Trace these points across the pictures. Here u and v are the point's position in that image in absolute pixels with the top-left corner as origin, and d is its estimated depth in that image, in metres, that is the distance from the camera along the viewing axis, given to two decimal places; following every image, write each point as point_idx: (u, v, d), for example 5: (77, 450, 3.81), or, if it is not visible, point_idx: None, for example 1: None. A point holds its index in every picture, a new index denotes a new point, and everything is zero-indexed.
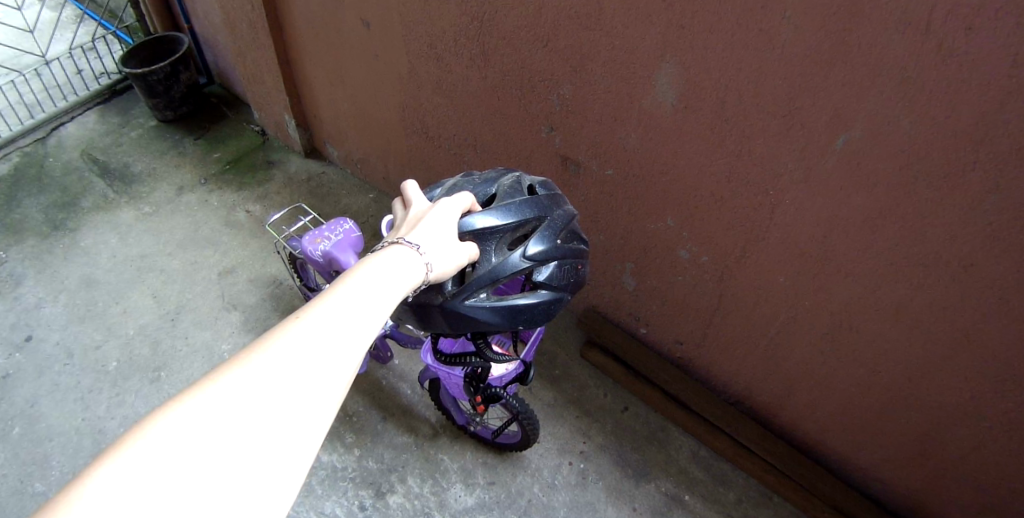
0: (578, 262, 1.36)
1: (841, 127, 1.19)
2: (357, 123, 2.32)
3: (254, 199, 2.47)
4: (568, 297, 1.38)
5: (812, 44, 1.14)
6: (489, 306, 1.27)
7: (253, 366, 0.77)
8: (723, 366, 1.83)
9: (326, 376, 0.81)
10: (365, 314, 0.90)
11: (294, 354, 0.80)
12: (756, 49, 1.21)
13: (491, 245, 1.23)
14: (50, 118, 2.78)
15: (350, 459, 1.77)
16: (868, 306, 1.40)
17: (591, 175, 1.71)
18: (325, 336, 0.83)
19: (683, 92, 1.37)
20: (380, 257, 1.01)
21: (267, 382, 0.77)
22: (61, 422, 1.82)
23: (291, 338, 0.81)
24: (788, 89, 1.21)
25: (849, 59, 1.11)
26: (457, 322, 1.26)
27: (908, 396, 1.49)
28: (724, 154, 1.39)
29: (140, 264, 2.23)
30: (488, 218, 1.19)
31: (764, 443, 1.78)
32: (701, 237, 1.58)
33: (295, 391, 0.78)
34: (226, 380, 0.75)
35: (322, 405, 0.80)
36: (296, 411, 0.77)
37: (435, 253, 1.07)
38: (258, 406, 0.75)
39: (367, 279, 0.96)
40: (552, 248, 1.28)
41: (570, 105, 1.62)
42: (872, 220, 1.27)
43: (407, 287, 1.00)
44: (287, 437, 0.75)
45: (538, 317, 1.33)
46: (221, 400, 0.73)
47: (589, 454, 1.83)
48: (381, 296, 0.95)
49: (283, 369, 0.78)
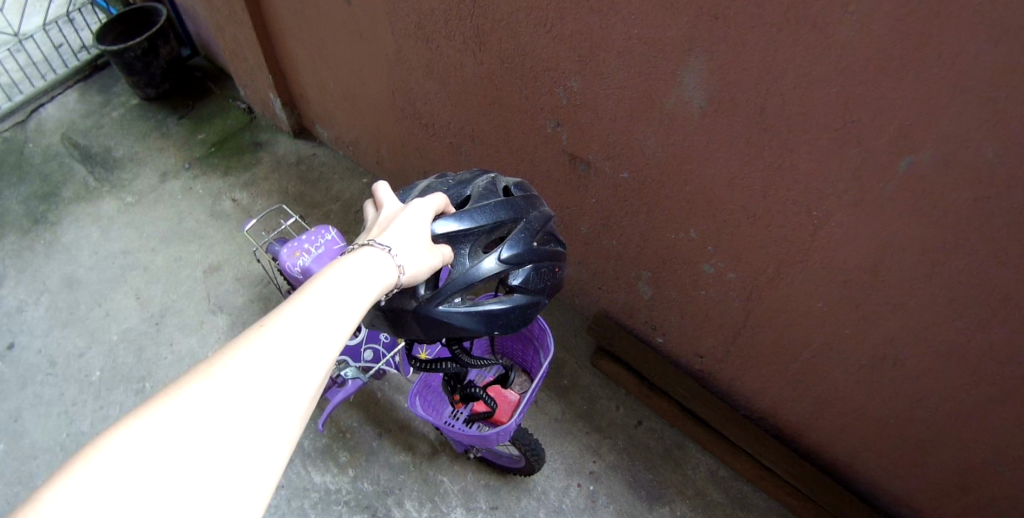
0: (556, 265, 1.21)
1: (905, 149, 0.98)
2: (347, 104, 2.13)
3: (240, 185, 2.32)
4: (545, 301, 1.22)
5: (879, 50, 0.91)
6: (464, 311, 1.11)
7: (192, 401, 0.67)
8: (746, 383, 1.66)
9: (277, 407, 0.70)
10: (328, 330, 0.78)
11: (240, 385, 0.69)
12: (805, 51, 0.98)
13: (464, 247, 1.08)
14: (29, 99, 2.60)
15: (344, 480, 1.68)
16: (917, 342, 1.22)
17: (603, 177, 1.51)
18: (277, 361, 0.72)
19: (714, 93, 1.14)
20: (350, 259, 0.88)
21: (207, 417, 0.66)
22: (44, 439, 1.74)
23: (237, 365, 0.70)
24: (844, 99, 0.99)
25: (924, 71, 0.89)
26: (432, 328, 1.10)
27: (955, 437, 1.31)
28: (759, 167, 1.18)
29: (123, 262, 2.10)
30: (462, 220, 1.05)
31: (791, 468, 1.62)
32: (728, 252, 1.38)
33: (240, 429, 0.67)
34: (160, 418, 0.65)
35: (271, 442, 0.69)
36: (240, 452, 0.67)
37: (408, 252, 0.94)
38: (195, 447, 0.64)
39: (333, 284, 0.83)
40: (528, 252, 1.13)
41: (578, 99, 1.40)
42: (932, 253, 1.07)
43: (379, 288, 0.88)
44: (226, 475, 0.65)
45: (516, 323, 1.17)
46: (154, 437, 0.63)
47: (599, 474, 1.71)
48: (348, 307, 0.82)
49: (225, 404, 0.68)
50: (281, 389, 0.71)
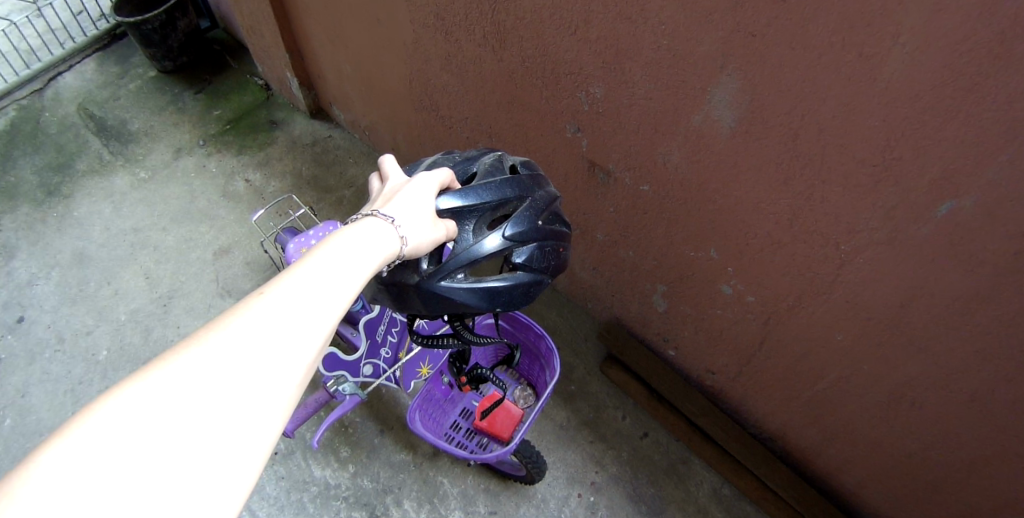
0: (560, 245, 1.13)
1: (948, 193, 0.91)
2: (365, 87, 2.07)
3: (253, 166, 2.30)
4: (549, 281, 1.15)
5: (931, 85, 0.84)
6: (467, 287, 1.04)
7: (186, 367, 0.63)
8: (757, 403, 1.62)
9: (274, 374, 0.66)
10: (328, 299, 0.74)
11: (236, 351, 0.65)
12: (847, 80, 0.91)
13: (469, 223, 1.01)
14: (46, 67, 2.59)
15: (344, 476, 1.68)
16: (940, 385, 1.16)
17: (623, 187, 1.45)
18: (275, 329, 0.68)
19: (744, 114, 1.08)
20: (350, 230, 0.85)
21: (201, 384, 0.62)
22: (49, 415, 1.77)
23: (234, 331, 0.66)
24: (885, 135, 0.92)
25: (978, 112, 0.82)
26: (434, 304, 1.05)
27: (972, 483, 1.26)
28: (788, 194, 1.12)
29: (133, 239, 2.12)
30: (467, 196, 0.98)
31: (797, 493, 1.59)
32: (749, 275, 1.33)
33: (237, 397, 0.63)
34: (150, 384, 0.61)
35: (268, 410, 0.65)
36: (238, 406, 0.63)
37: (412, 223, 0.91)
38: (189, 414, 0.60)
39: (334, 254, 0.79)
40: (534, 230, 1.05)
41: (600, 107, 1.33)
42: (964, 301, 1.01)
43: (379, 260, 0.84)
44: (223, 446, 0.61)
45: (517, 303, 1.11)
46: (145, 405, 0.59)
47: (600, 486, 1.69)
48: (348, 276, 0.78)
49: (221, 371, 0.64)
50: (279, 359, 0.67)
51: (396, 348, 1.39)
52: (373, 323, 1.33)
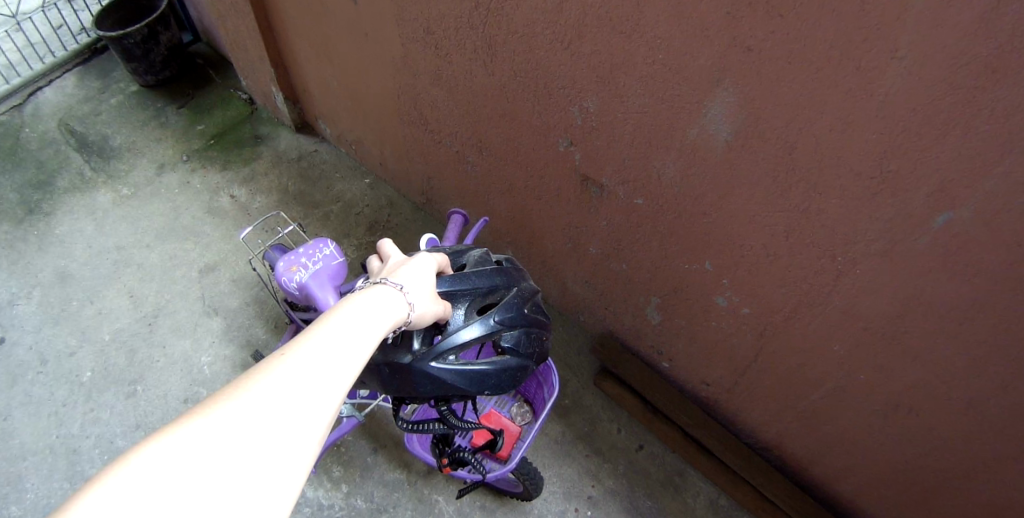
0: (542, 333, 1.16)
1: (945, 205, 0.92)
2: (353, 101, 2.06)
3: (239, 181, 2.27)
4: (532, 368, 1.16)
5: (930, 98, 0.85)
6: (456, 369, 1.04)
7: (199, 436, 0.60)
8: (751, 414, 1.63)
9: (298, 442, 0.65)
10: (341, 364, 0.72)
11: (252, 441, 0.62)
12: (845, 94, 0.92)
13: (460, 307, 1.03)
14: (26, 81, 2.55)
15: (338, 496, 1.68)
16: (935, 393, 1.17)
17: (616, 201, 1.45)
18: (287, 417, 0.65)
19: (741, 127, 1.08)
20: (361, 297, 0.83)
21: (220, 497, 0.58)
22: (34, 440, 1.74)
23: (250, 398, 0.64)
24: (881, 148, 0.93)
25: (974, 124, 0.83)
26: (422, 387, 1.03)
27: (966, 488, 1.27)
28: (783, 206, 1.12)
29: (117, 257, 2.09)
30: (458, 280, 1.02)
31: (793, 503, 1.60)
32: (743, 287, 1.34)
33: (252, 470, 0.61)
34: (159, 456, 0.58)
35: (288, 476, 0.63)
36: (248, 484, 0.60)
37: (418, 292, 0.90)
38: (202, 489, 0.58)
39: (345, 321, 0.78)
40: (520, 316, 1.09)
41: (593, 120, 1.33)
42: (959, 310, 1.02)
43: (390, 324, 0.82)
44: None
45: (503, 387, 1.10)
46: (151, 480, 0.56)
47: (597, 500, 1.69)
48: (358, 346, 0.76)
49: (236, 442, 0.61)
50: (291, 434, 0.65)
51: None
52: None
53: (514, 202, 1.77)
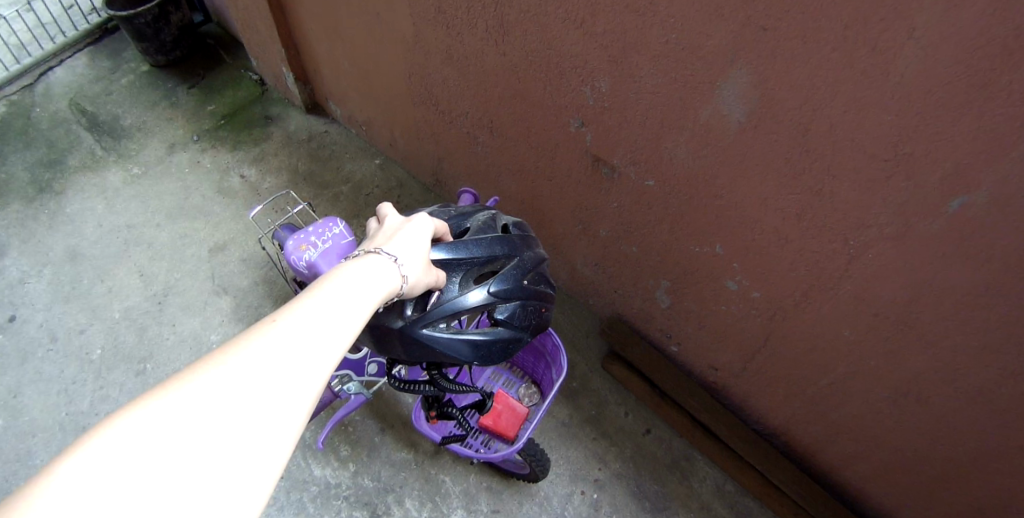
0: (543, 305, 1.15)
1: (959, 189, 0.91)
2: (363, 81, 2.05)
3: (248, 161, 2.27)
4: (528, 339, 1.17)
5: (946, 81, 0.83)
6: (447, 337, 1.05)
7: (194, 394, 0.63)
8: (758, 399, 1.62)
9: (291, 402, 0.67)
10: (330, 332, 0.74)
11: (245, 399, 0.64)
12: (861, 75, 0.90)
13: (456, 276, 1.03)
14: (37, 61, 2.55)
15: (344, 475, 1.69)
16: (946, 381, 1.15)
17: (626, 182, 1.44)
18: (279, 377, 0.67)
19: (755, 108, 1.06)
20: (356, 265, 0.84)
21: (215, 451, 0.61)
22: (42, 416, 1.76)
23: (238, 362, 0.66)
24: (895, 131, 0.92)
25: (991, 107, 0.81)
26: (412, 351, 1.06)
27: (974, 477, 1.26)
28: (795, 188, 1.11)
29: (127, 236, 2.10)
30: (457, 249, 1.01)
31: (801, 489, 1.59)
32: (753, 270, 1.32)
33: (241, 435, 0.63)
34: (156, 411, 0.61)
35: (282, 435, 0.66)
36: (242, 440, 0.63)
37: (412, 260, 0.90)
38: (202, 437, 0.61)
39: (339, 288, 0.79)
40: (517, 288, 1.08)
41: (606, 100, 1.32)
42: (974, 296, 1.00)
43: (384, 293, 0.84)
44: (229, 477, 0.61)
45: (494, 359, 1.12)
46: (149, 433, 0.59)
47: (603, 483, 1.70)
48: (351, 312, 0.77)
49: (236, 430, 0.63)
50: (284, 395, 0.67)
51: None
52: None
53: (524, 184, 1.76)
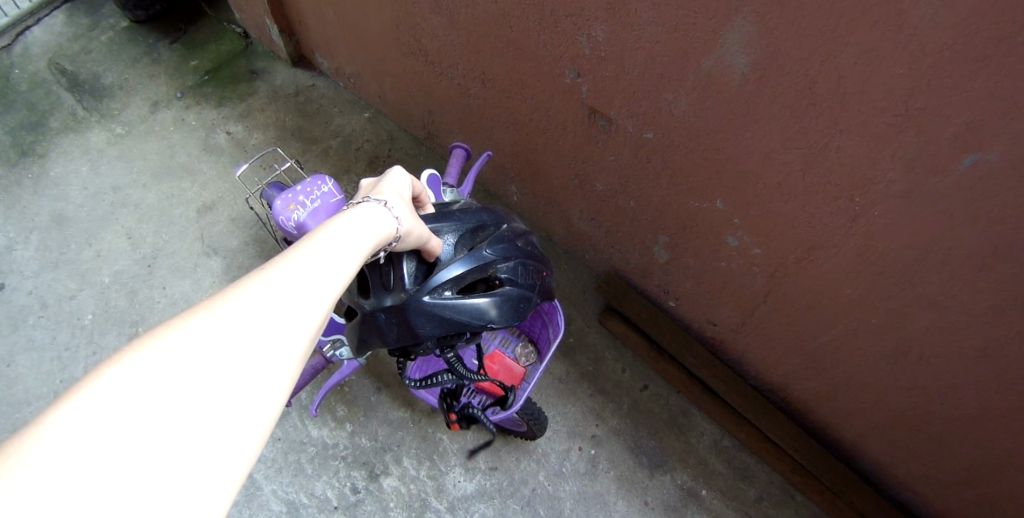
0: (540, 268, 1.18)
1: (973, 146, 0.85)
2: (347, 30, 1.94)
3: (234, 117, 2.19)
4: (535, 301, 1.17)
5: (966, 32, 0.76)
6: (455, 301, 1.04)
7: (194, 334, 0.58)
8: (756, 355, 1.60)
9: (292, 339, 0.63)
10: (331, 269, 0.71)
11: (247, 336, 0.60)
12: (874, 25, 0.83)
13: (449, 242, 1.06)
14: (13, 21, 2.37)
15: (342, 435, 1.70)
16: (948, 342, 1.13)
17: (624, 135, 1.37)
18: (280, 313, 0.63)
19: (759, 59, 0.99)
20: (348, 215, 0.82)
21: (219, 390, 0.56)
22: (37, 384, 1.77)
23: (236, 308, 0.61)
24: (907, 85, 0.86)
25: (1012, 61, 0.75)
26: (423, 325, 1.02)
27: (971, 435, 1.25)
28: (800, 143, 1.05)
29: (113, 198, 2.04)
30: (443, 218, 1.06)
31: (796, 444, 1.60)
32: (755, 226, 1.27)
33: (243, 372, 0.58)
34: (156, 353, 0.55)
35: (283, 373, 0.62)
36: (244, 377, 0.58)
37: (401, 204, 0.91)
38: (206, 377, 0.56)
39: (332, 236, 0.76)
40: (512, 247, 1.12)
41: (602, 50, 1.24)
42: (982, 257, 0.96)
43: (376, 240, 0.82)
44: (231, 414, 0.56)
45: (510, 318, 1.10)
46: (151, 374, 0.54)
47: (601, 439, 1.71)
48: (345, 257, 0.74)
49: (239, 367, 0.58)
50: (285, 332, 0.63)
51: None
52: None
53: (518, 137, 1.69)
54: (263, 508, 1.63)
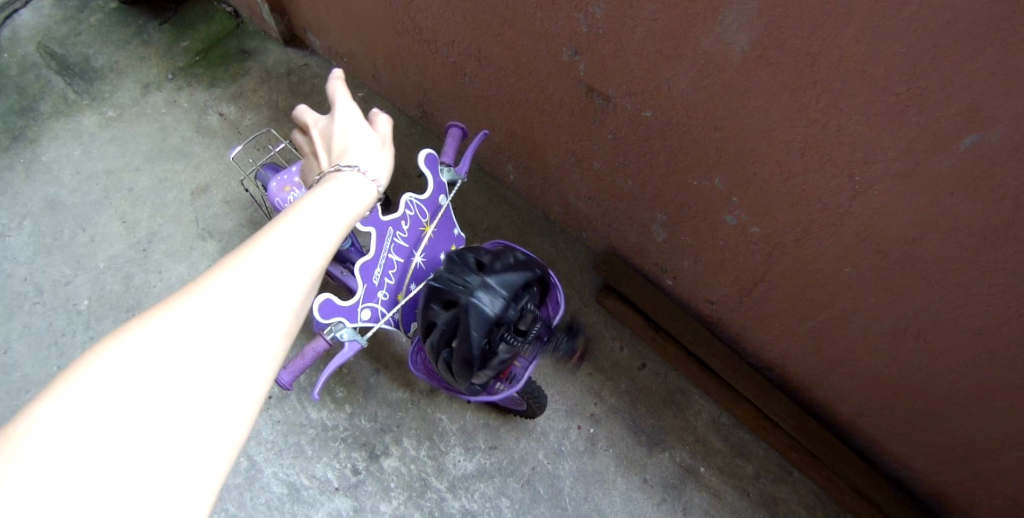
0: (528, 264, 1.32)
1: (974, 124, 0.84)
2: (339, 7, 1.90)
3: (226, 98, 2.16)
4: (541, 273, 1.32)
5: (969, 7, 0.75)
6: (493, 289, 1.24)
7: (174, 319, 0.66)
8: (754, 333, 1.60)
9: (265, 319, 0.70)
10: (307, 246, 0.76)
11: (222, 318, 0.67)
12: (876, 1, 0.81)
13: (458, 275, 1.28)
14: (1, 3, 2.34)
15: (341, 417, 1.71)
16: (946, 320, 1.12)
17: (623, 114, 1.35)
18: (254, 296, 0.69)
19: (759, 35, 0.97)
20: (326, 186, 0.85)
21: (198, 369, 0.65)
22: (35, 371, 1.77)
23: (207, 295, 0.68)
24: (909, 63, 0.84)
25: (1016, 37, 0.73)
26: (484, 315, 1.22)
27: (966, 411, 1.26)
28: (800, 121, 1.03)
29: (106, 183, 2.02)
30: (447, 262, 1.33)
31: (794, 422, 1.61)
32: (753, 205, 1.26)
33: (219, 351, 0.66)
34: (140, 338, 0.64)
35: (258, 350, 0.69)
36: (221, 355, 0.66)
37: (376, 165, 0.91)
38: (186, 357, 0.64)
39: (310, 211, 0.80)
40: (498, 250, 1.35)
41: (600, 27, 1.21)
42: (982, 236, 0.95)
43: (356, 210, 0.85)
44: (211, 388, 0.65)
45: (526, 277, 1.29)
46: (137, 357, 0.63)
47: (599, 418, 1.72)
48: (322, 231, 0.78)
49: (215, 346, 0.66)
50: (258, 313, 0.69)
51: (394, 290, 1.37)
52: (370, 266, 1.30)
53: (515, 116, 1.67)
54: (265, 489, 1.64)
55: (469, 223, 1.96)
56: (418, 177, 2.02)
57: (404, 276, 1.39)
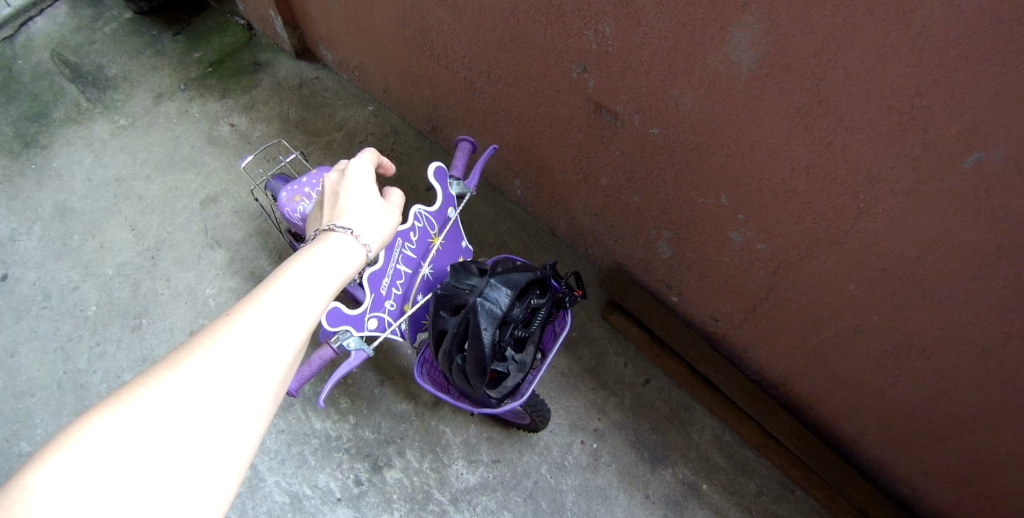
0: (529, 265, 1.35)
1: (978, 144, 0.86)
2: (352, 22, 1.94)
3: (238, 109, 2.18)
4: (543, 274, 1.34)
5: (971, 29, 0.77)
6: (497, 289, 1.27)
7: (175, 384, 0.70)
8: (758, 351, 1.61)
9: (259, 381, 0.75)
10: (299, 310, 0.81)
11: (220, 382, 0.72)
12: (881, 23, 0.83)
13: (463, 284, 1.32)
14: (15, 12, 2.36)
15: (345, 428, 1.71)
16: (949, 339, 1.13)
17: (631, 131, 1.37)
18: (248, 360, 0.74)
19: (766, 55, 0.99)
20: (318, 249, 0.91)
21: (196, 430, 0.69)
22: (40, 376, 1.78)
23: (212, 353, 0.73)
24: (913, 83, 0.86)
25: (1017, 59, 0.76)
26: (490, 312, 1.24)
27: (970, 431, 1.26)
28: (806, 140, 1.05)
29: (116, 190, 2.04)
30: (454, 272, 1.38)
31: (797, 441, 1.61)
32: (759, 223, 1.28)
33: (216, 412, 0.71)
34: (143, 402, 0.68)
35: (250, 410, 0.74)
36: (217, 416, 0.71)
37: (368, 230, 0.99)
38: (185, 420, 0.69)
39: (302, 274, 0.85)
40: (503, 258, 1.40)
41: (609, 46, 1.24)
42: (985, 255, 0.96)
43: (344, 274, 0.91)
44: (207, 448, 0.70)
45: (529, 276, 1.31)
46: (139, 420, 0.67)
47: (603, 433, 1.72)
48: (313, 294, 0.84)
49: (213, 408, 0.71)
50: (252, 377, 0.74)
51: (401, 300, 1.38)
52: (378, 275, 1.30)
53: (523, 132, 1.69)
54: (267, 499, 1.64)
55: (476, 238, 1.97)
56: (426, 190, 2.04)
57: (411, 286, 1.40)
